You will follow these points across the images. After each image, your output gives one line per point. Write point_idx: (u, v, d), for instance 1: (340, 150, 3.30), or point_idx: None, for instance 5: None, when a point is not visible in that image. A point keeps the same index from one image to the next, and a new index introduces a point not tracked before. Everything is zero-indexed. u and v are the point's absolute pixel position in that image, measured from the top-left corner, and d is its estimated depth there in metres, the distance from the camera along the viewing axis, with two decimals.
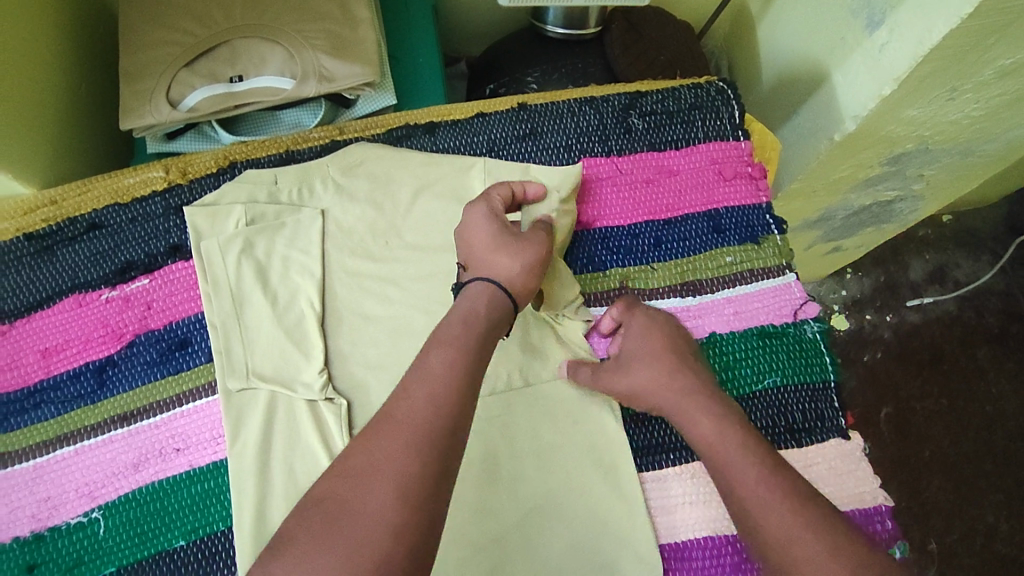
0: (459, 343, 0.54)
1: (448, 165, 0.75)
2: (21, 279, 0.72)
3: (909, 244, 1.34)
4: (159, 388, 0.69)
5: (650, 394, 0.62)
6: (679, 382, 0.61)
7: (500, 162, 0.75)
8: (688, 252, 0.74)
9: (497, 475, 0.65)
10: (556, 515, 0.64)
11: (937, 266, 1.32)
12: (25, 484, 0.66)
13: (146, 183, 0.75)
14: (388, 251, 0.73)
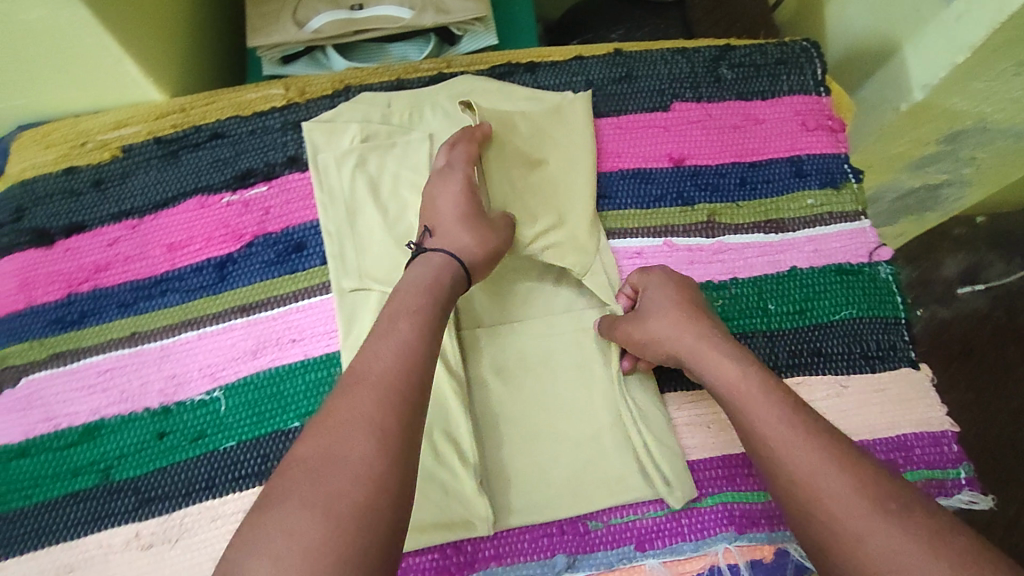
0: (424, 308, 0.60)
1: (543, 99, 0.80)
2: (149, 179, 0.78)
3: (943, 242, 1.34)
4: (276, 285, 0.74)
5: (659, 342, 0.65)
6: (688, 329, 0.64)
7: (573, 108, 0.79)
8: (771, 193, 0.79)
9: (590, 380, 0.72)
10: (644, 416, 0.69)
11: (970, 266, 1.32)
12: (154, 362, 0.71)
13: (265, 99, 0.81)
14: None
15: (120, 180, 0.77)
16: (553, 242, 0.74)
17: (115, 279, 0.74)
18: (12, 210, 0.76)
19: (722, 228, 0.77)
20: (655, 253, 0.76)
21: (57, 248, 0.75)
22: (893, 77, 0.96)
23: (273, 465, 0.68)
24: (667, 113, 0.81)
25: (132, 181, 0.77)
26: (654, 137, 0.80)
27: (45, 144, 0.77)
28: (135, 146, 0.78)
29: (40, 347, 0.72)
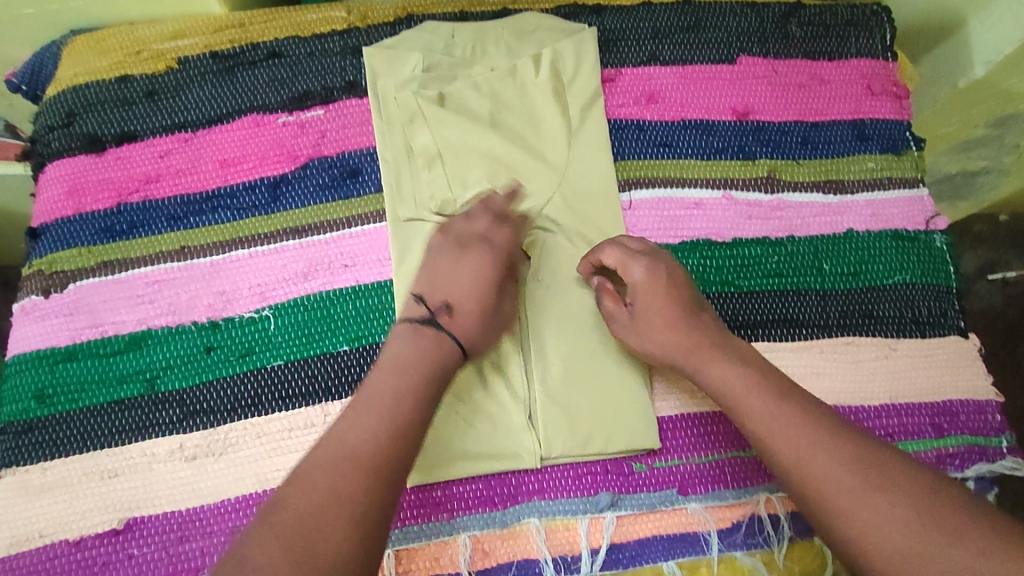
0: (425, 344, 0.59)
1: (582, 35, 0.79)
2: (203, 93, 0.76)
3: None
4: (329, 209, 0.73)
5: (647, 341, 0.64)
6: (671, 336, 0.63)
7: (590, 48, 0.78)
8: (832, 155, 0.78)
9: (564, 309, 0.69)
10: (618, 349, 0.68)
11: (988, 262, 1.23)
12: (202, 277, 0.70)
13: (327, 21, 0.79)
14: (546, 113, 0.76)
15: (173, 92, 0.76)
16: (508, 194, 0.73)
17: (165, 192, 0.73)
18: (65, 115, 0.75)
19: (780, 185, 0.76)
20: (716, 202, 0.75)
21: (109, 157, 0.74)
22: (957, 54, 0.94)
23: (321, 386, 0.67)
24: (733, 66, 0.80)
25: (185, 95, 0.76)
26: (718, 88, 0.79)
27: (101, 50, 0.76)
28: (191, 58, 0.76)
29: (89, 255, 0.70)
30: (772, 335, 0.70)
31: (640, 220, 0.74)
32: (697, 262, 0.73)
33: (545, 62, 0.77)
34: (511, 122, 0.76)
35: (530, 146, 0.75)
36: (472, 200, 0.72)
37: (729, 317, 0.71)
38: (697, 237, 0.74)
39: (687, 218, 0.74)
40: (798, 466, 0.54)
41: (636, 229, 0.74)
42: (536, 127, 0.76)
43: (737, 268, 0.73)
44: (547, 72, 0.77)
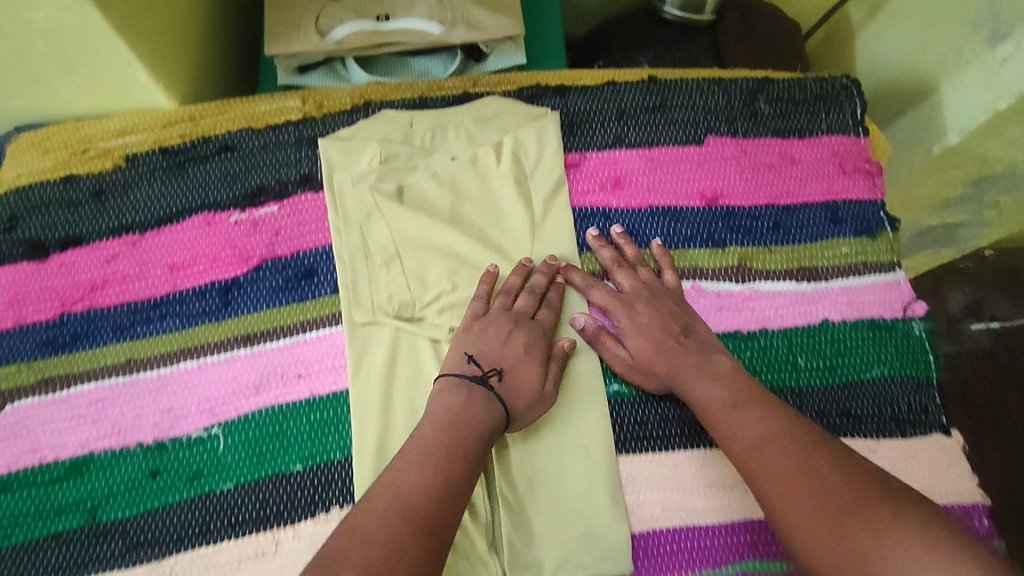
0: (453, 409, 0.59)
1: (545, 121, 0.76)
2: (151, 192, 0.73)
3: None
4: (283, 314, 0.70)
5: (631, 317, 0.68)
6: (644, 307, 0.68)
7: (551, 129, 0.76)
8: (805, 239, 0.75)
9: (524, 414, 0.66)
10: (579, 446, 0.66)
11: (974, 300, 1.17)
12: (149, 393, 0.67)
13: (281, 111, 0.76)
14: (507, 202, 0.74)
15: (121, 191, 0.72)
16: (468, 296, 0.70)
17: (110, 300, 0.69)
18: (6, 219, 0.71)
19: (753, 273, 0.74)
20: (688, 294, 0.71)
21: (51, 263, 0.70)
22: (930, 121, 0.91)
23: (271, 511, 0.63)
24: (701, 148, 0.77)
25: (132, 194, 0.72)
26: (686, 172, 0.77)
27: (44, 149, 0.73)
28: (139, 155, 0.73)
29: (29, 372, 0.67)
30: None
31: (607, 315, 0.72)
32: None
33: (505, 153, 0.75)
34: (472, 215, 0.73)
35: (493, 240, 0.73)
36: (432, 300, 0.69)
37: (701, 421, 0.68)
38: None
39: None
40: (729, 442, 0.59)
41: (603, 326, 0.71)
42: (497, 223, 0.73)
43: None
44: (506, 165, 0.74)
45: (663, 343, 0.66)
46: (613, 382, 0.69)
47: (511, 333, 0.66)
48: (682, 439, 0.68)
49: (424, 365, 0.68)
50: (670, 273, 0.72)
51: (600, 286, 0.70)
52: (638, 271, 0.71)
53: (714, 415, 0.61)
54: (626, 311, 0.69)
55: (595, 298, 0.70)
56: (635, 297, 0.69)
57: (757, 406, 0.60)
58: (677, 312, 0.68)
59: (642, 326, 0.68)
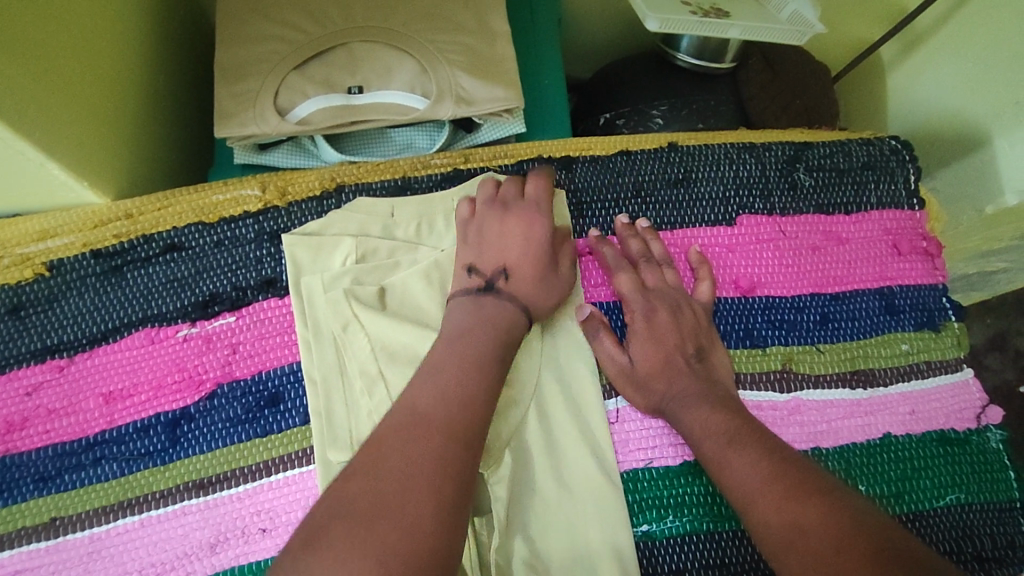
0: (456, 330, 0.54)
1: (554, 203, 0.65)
2: (81, 306, 0.61)
3: None
4: (242, 453, 0.57)
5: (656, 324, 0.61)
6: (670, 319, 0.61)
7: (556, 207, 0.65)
8: (857, 335, 0.64)
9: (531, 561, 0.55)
10: None
11: None
12: (79, 561, 0.54)
13: (236, 202, 0.65)
14: None
15: (44, 307, 0.61)
16: None
17: (31, 443, 0.57)
18: None
19: (799, 379, 0.62)
20: (735, 399, 0.58)
21: None
22: (981, 176, 0.80)
23: None
24: (732, 228, 0.66)
25: (58, 309, 0.61)
26: (714, 258, 0.65)
27: None
28: (66, 261, 0.61)
29: None
30: None
31: (631, 436, 0.60)
32: (703, 490, 0.58)
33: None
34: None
35: None
36: None
37: (749, 567, 0.57)
38: None
39: None
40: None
41: (627, 449, 0.59)
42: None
43: None
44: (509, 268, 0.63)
45: (671, 362, 0.59)
46: (642, 522, 0.57)
47: (509, 220, 0.60)
48: None
49: None
50: (705, 284, 0.63)
51: (628, 271, 0.62)
52: (665, 270, 0.63)
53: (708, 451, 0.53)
54: (645, 312, 0.61)
55: (619, 283, 0.62)
56: (649, 370, 0.59)
57: (750, 437, 0.52)
58: (697, 328, 0.61)
59: (658, 332, 0.60)
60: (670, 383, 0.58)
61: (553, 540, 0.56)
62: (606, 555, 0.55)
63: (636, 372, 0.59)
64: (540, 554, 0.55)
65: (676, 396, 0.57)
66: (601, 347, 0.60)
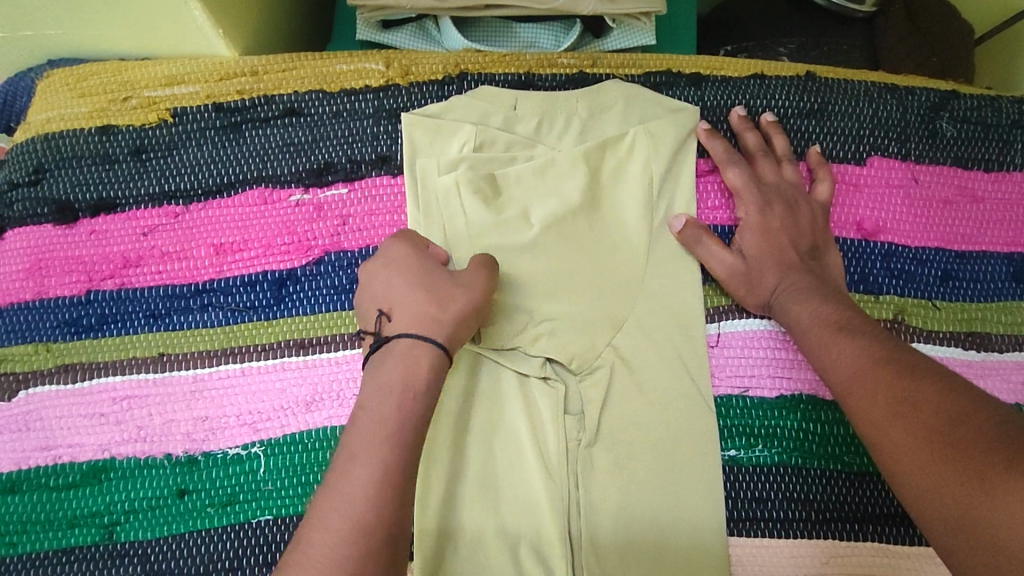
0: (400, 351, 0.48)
1: (677, 115, 0.63)
2: (199, 156, 0.61)
3: None
4: (344, 320, 0.58)
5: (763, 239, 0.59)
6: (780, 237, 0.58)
7: (673, 119, 0.63)
8: (978, 297, 0.61)
9: (617, 466, 0.55)
10: (679, 511, 0.54)
11: None
12: (182, 397, 0.56)
13: (359, 74, 0.64)
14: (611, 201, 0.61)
15: (165, 151, 0.61)
16: (558, 328, 0.57)
17: (145, 280, 0.59)
18: (32, 170, 0.61)
19: (911, 331, 0.60)
20: None
21: (81, 229, 0.60)
22: None
23: None
24: (862, 168, 0.64)
25: (178, 155, 0.61)
26: (840, 195, 0.63)
27: (81, 92, 0.62)
28: (189, 110, 0.62)
29: (46, 355, 0.57)
30: (875, 536, 0.56)
31: (729, 362, 0.59)
32: (796, 425, 0.57)
33: (625, 160, 0.62)
34: (583, 226, 0.60)
35: (593, 251, 0.60)
36: (523, 326, 0.57)
37: (833, 507, 0.56)
38: (800, 391, 0.58)
39: (791, 363, 0.59)
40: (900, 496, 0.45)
41: (724, 374, 0.58)
42: (610, 242, 0.60)
43: (843, 439, 0.57)
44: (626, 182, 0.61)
45: (771, 267, 0.58)
46: (730, 447, 0.57)
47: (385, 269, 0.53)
48: (804, 526, 0.55)
49: (505, 398, 0.56)
50: (825, 185, 0.62)
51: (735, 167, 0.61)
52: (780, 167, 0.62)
53: (828, 367, 0.51)
54: (755, 205, 0.60)
55: (730, 178, 0.61)
56: (757, 267, 0.58)
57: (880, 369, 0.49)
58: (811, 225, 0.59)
59: (768, 226, 0.59)
60: (777, 277, 0.57)
61: (641, 453, 0.55)
62: (693, 475, 0.55)
63: (749, 266, 0.58)
64: (626, 462, 0.55)
65: (785, 285, 0.56)
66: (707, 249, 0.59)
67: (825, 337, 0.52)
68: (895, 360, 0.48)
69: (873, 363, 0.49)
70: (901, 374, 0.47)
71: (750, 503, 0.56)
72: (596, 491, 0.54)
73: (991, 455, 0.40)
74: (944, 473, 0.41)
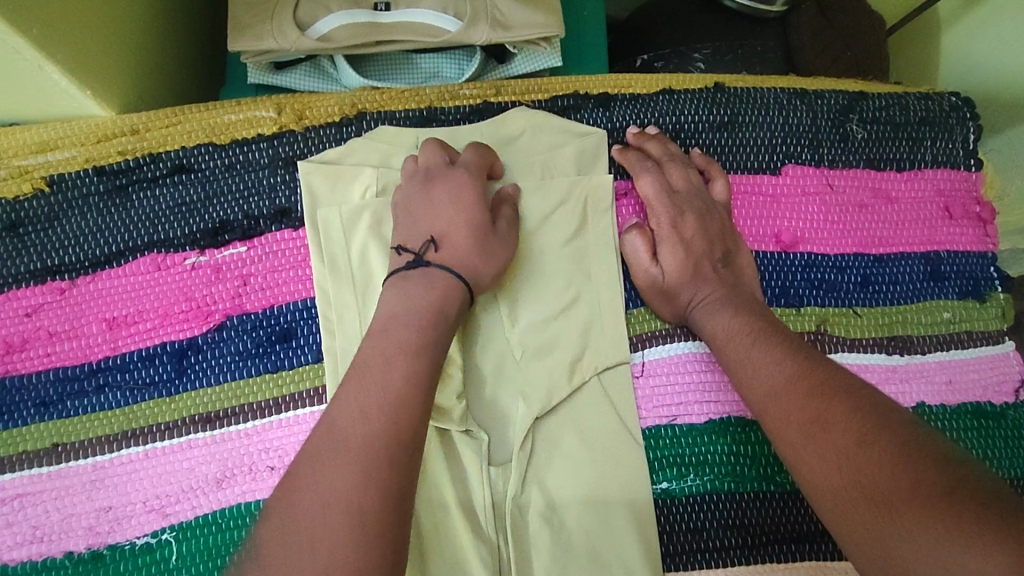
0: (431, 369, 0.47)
1: (589, 142, 0.61)
2: (83, 226, 0.57)
3: None
4: (252, 388, 0.55)
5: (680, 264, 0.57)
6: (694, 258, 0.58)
7: (586, 151, 0.61)
8: (899, 299, 0.61)
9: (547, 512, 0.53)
10: (612, 552, 0.53)
11: None
12: (81, 488, 0.53)
13: (250, 122, 0.60)
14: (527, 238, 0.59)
15: (45, 224, 0.57)
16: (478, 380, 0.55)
17: (32, 366, 0.55)
18: None
19: (835, 341, 0.59)
20: None
21: None
22: None
23: None
24: (777, 178, 0.63)
25: (59, 227, 0.57)
26: (759, 208, 0.62)
27: None
28: (67, 177, 0.58)
29: None
30: (814, 554, 0.55)
31: (655, 391, 0.57)
32: (726, 450, 0.56)
33: (539, 194, 0.59)
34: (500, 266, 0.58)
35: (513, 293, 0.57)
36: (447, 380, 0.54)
37: (768, 530, 0.55)
38: (728, 413, 0.57)
39: (718, 385, 0.58)
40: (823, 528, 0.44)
41: (651, 404, 0.57)
42: (530, 282, 0.58)
43: (775, 458, 0.57)
44: (446, 148, 0.58)
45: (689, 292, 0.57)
46: (662, 479, 0.56)
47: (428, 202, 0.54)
48: (743, 553, 0.55)
49: (428, 456, 0.53)
50: (720, 182, 0.61)
51: (647, 177, 0.60)
52: (694, 176, 0.61)
53: (752, 392, 0.50)
54: (671, 219, 0.59)
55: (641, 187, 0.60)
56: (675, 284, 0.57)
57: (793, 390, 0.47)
58: (724, 232, 0.59)
59: (686, 238, 0.58)
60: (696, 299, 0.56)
61: (571, 495, 0.54)
62: (624, 512, 0.54)
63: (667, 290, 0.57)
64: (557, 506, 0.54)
65: (703, 303, 0.56)
66: (637, 255, 0.59)
67: (746, 359, 0.51)
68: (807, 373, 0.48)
69: (790, 380, 0.48)
70: (816, 389, 0.46)
71: (687, 536, 0.55)
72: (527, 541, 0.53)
73: (896, 479, 0.39)
74: (858, 494, 0.41)
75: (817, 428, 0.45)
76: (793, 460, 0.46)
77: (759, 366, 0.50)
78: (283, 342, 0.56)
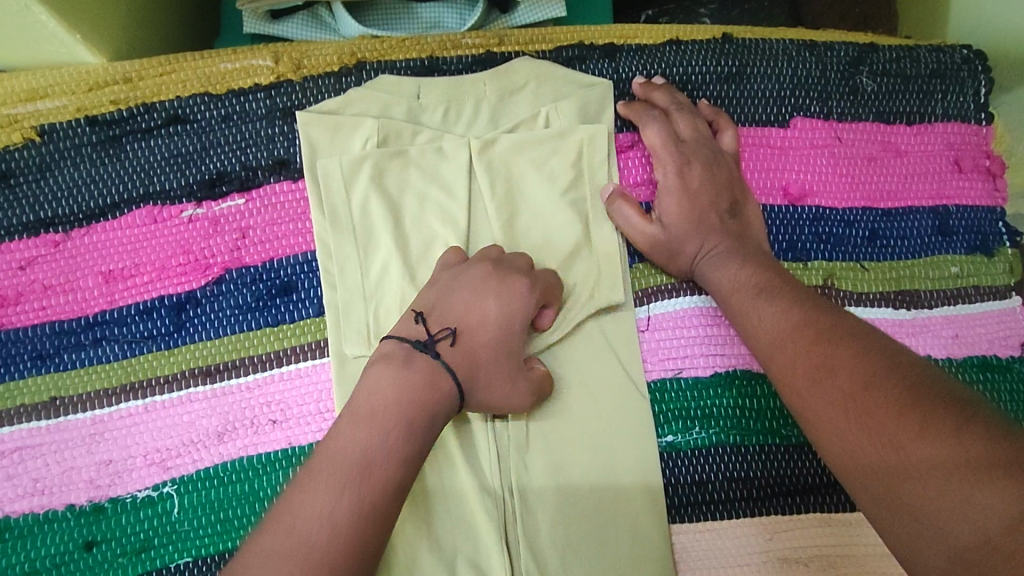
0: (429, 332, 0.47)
1: (594, 92, 0.60)
2: (75, 177, 0.56)
3: None
4: (252, 341, 0.54)
5: (686, 214, 0.56)
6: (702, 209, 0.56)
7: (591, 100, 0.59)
8: (907, 254, 0.61)
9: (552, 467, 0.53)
10: (618, 505, 0.53)
11: None
12: (81, 442, 0.52)
13: (247, 72, 0.59)
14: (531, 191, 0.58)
15: (36, 175, 0.56)
16: None
17: (28, 319, 0.54)
18: None
19: (841, 294, 0.59)
20: None
21: None
22: None
23: None
24: (786, 131, 0.62)
25: (51, 178, 0.56)
26: (767, 161, 0.61)
27: None
28: (58, 127, 0.56)
29: None
30: (820, 505, 0.55)
31: (661, 344, 0.57)
32: (732, 403, 0.56)
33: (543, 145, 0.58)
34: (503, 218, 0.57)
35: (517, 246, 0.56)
36: None
37: (773, 482, 0.55)
38: (735, 366, 0.57)
39: (725, 338, 0.57)
40: None
41: (656, 358, 0.57)
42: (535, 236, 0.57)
43: (781, 412, 0.56)
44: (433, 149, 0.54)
45: (696, 242, 0.56)
46: (667, 432, 0.55)
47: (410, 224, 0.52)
48: (748, 504, 0.55)
49: None
50: (728, 133, 0.60)
51: (653, 129, 0.59)
52: (702, 128, 0.60)
53: (758, 342, 0.50)
54: (678, 169, 0.58)
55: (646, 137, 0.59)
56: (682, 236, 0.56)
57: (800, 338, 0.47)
58: (732, 182, 0.58)
59: (693, 188, 0.57)
60: (703, 251, 0.55)
61: (578, 448, 0.53)
62: (630, 466, 0.54)
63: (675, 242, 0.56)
64: (562, 460, 0.53)
65: (710, 253, 0.55)
66: None
67: (753, 310, 0.51)
68: (814, 321, 0.47)
69: (798, 329, 0.47)
70: (824, 336, 0.46)
71: (693, 490, 0.55)
72: (532, 494, 0.52)
73: (905, 421, 0.39)
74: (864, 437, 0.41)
75: (825, 375, 0.44)
76: (800, 408, 0.45)
77: (766, 316, 0.49)
78: (283, 296, 0.55)
